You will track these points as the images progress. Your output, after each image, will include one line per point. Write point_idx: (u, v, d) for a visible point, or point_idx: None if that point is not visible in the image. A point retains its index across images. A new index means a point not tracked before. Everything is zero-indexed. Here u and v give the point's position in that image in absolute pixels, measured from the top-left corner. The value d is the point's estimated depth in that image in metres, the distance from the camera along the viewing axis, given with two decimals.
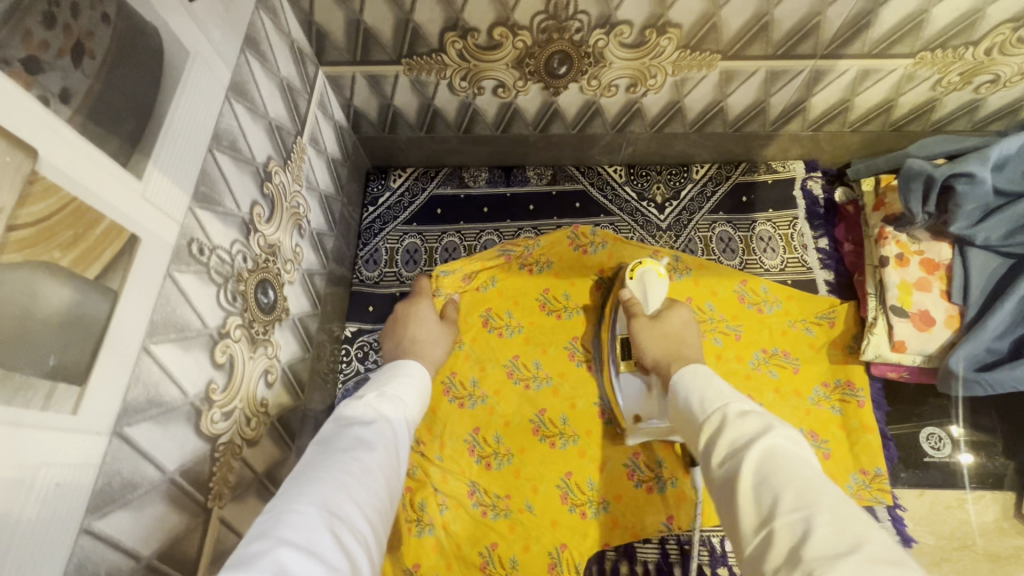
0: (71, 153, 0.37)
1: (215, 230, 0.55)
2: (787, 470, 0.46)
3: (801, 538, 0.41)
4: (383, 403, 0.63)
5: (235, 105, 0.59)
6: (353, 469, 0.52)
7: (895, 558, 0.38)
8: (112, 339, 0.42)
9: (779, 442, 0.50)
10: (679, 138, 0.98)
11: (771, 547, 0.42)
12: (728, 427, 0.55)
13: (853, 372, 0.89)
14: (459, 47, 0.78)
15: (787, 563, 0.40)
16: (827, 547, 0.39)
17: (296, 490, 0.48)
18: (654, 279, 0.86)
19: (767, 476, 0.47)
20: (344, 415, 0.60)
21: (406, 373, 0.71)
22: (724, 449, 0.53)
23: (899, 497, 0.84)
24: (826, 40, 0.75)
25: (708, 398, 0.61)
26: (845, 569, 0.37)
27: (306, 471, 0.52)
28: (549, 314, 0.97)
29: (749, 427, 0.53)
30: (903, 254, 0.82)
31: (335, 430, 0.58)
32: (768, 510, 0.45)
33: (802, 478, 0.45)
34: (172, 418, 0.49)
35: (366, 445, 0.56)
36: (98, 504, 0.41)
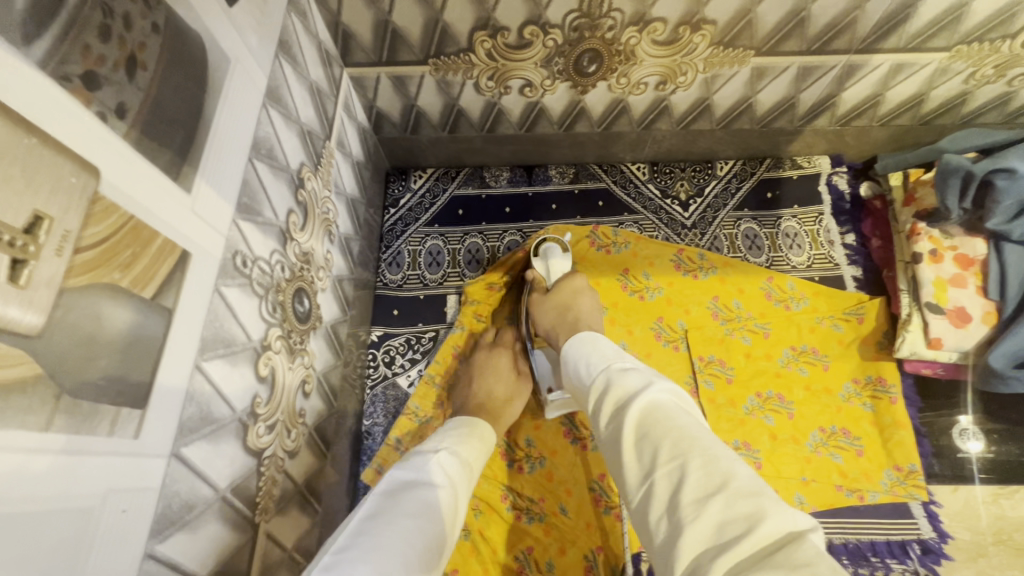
0: (129, 169, 0.36)
1: (256, 241, 0.54)
2: (666, 421, 0.48)
3: (677, 486, 0.43)
4: (454, 465, 0.62)
5: (271, 111, 0.57)
6: (415, 541, 0.50)
7: (754, 490, 0.40)
8: (167, 358, 0.40)
9: (658, 397, 0.52)
10: (704, 135, 0.97)
11: (652, 499, 0.44)
12: (611, 389, 0.55)
13: (884, 368, 0.88)
14: (488, 46, 0.76)
15: (667, 511, 0.42)
16: (699, 489, 0.42)
17: (358, 552, 0.47)
18: (557, 255, 0.90)
19: (648, 430, 0.49)
20: (415, 470, 0.60)
21: (475, 434, 0.70)
22: (610, 408, 0.54)
23: (934, 493, 0.83)
24: (862, 35, 0.74)
25: (594, 360, 0.62)
26: (712, 510, 0.40)
27: (369, 527, 0.50)
28: (631, 295, 0.97)
29: (630, 384, 0.54)
30: (936, 250, 0.82)
31: (404, 486, 0.57)
32: (648, 462, 0.46)
33: (678, 427, 0.47)
34: (223, 435, 0.48)
35: (431, 512, 0.54)
36: (160, 528, 0.40)
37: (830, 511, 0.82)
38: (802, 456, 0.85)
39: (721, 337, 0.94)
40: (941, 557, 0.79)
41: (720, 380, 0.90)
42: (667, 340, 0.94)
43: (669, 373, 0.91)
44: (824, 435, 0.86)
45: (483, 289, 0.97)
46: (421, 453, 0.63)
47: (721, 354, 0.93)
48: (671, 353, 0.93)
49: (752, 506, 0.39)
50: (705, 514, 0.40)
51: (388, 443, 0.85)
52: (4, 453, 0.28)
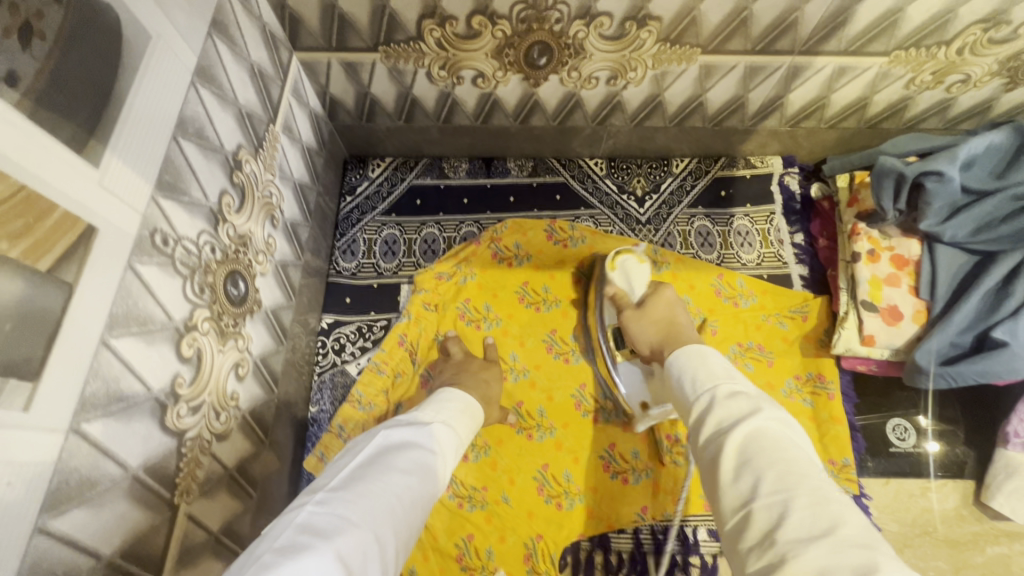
0: (14, 136, 0.36)
1: (180, 220, 0.54)
2: (772, 452, 0.49)
3: (777, 519, 0.44)
4: (447, 435, 0.65)
5: (201, 90, 0.57)
6: (403, 497, 0.52)
7: (864, 542, 0.40)
8: (67, 332, 0.40)
9: (765, 424, 0.52)
10: (659, 131, 0.98)
11: (748, 525, 0.46)
12: (714, 410, 0.57)
13: (824, 365, 0.90)
14: (437, 35, 0.76)
15: (763, 543, 0.43)
16: (803, 529, 0.42)
17: (355, 494, 0.49)
18: (634, 267, 0.89)
19: (751, 457, 0.50)
20: (411, 432, 0.61)
21: (469, 410, 0.73)
22: (711, 427, 0.56)
23: (864, 485, 0.86)
24: (804, 37, 0.76)
25: (700, 377, 0.62)
26: (816, 551, 0.40)
27: (365, 472, 0.52)
28: (528, 307, 0.96)
29: (735, 409, 0.55)
30: (874, 250, 0.85)
31: (402, 443, 0.59)
32: (748, 491, 0.47)
33: (784, 460, 0.48)
34: (135, 413, 0.48)
35: (420, 472, 0.57)
36: (55, 503, 0.40)
37: None
38: None
39: None
40: None
41: None
42: None
43: None
44: None
45: (432, 278, 0.96)
46: (418, 419, 0.65)
47: None
48: None
49: (861, 558, 0.38)
50: (803, 554, 0.40)
51: (330, 430, 0.85)
52: None
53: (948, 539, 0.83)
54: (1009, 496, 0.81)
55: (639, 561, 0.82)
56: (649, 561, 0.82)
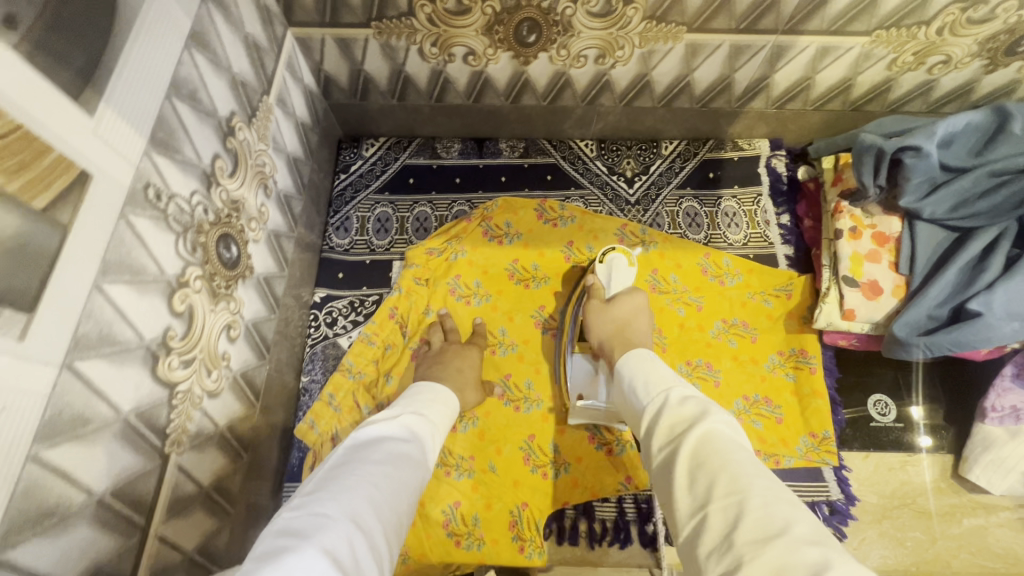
0: (11, 75, 0.38)
1: (173, 178, 0.56)
2: (723, 453, 0.48)
3: (733, 521, 0.43)
4: (422, 423, 0.65)
5: (196, 55, 0.59)
6: (382, 485, 0.52)
7: (817, 539, 0.39)
8: (61, 272, 0.42)
9: (715, 426, 0.52)
10: (647, 113, 1.00)
11: (705, 531, 0.44)
12: (666, 415, 0.57)
13: (807, 341, 0.92)
14: (428, 11, 0.78)
15: (719, 548, 0.42)
16: (757, 531, 0.41)
17: (330, 492, 0.49)
18: (621, 265, 0.90)
19: (703, 460, 0.49)
20: (382, 425, 0.61)
21: (443, 398, 0.73)
22: (664, 433, 0.56)
23: (844, 458, 0.87)
24: (786, 16, 0.77)
25: (651, 382, 0.64)
26: (772, 554, 0.39)
27: (338, 471, 0.52)
28: (517, 283, 0.98)
29: (686, 413, 0.56)
30: (856, 227, 0.86)
31: (373, 438, 0.59)
32: (703, 495, 0.46)
33: (736, 461, 0.47)
34: (127, 358, 0.50)
35: (397, 460, 0.57)
36: (49, 434, 0.41)
37: None
38: None
39: (656, 308, 0.97)
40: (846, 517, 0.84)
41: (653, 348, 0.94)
42: None
43: None
44: (747, 402, 0.90)
45: (423, 253, 0.98)
46: (388, 414, 0.65)
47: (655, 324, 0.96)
48: None
49: (817, 556, 0.38)
50: (761, 557, 0.39)
51: (321, 399, 0.87)
52: None
53: (927, 511, 0.84)
54: (985, 467, 0.82)
55: (623, 529, 0.83)
56: (633, 529, 0.83)
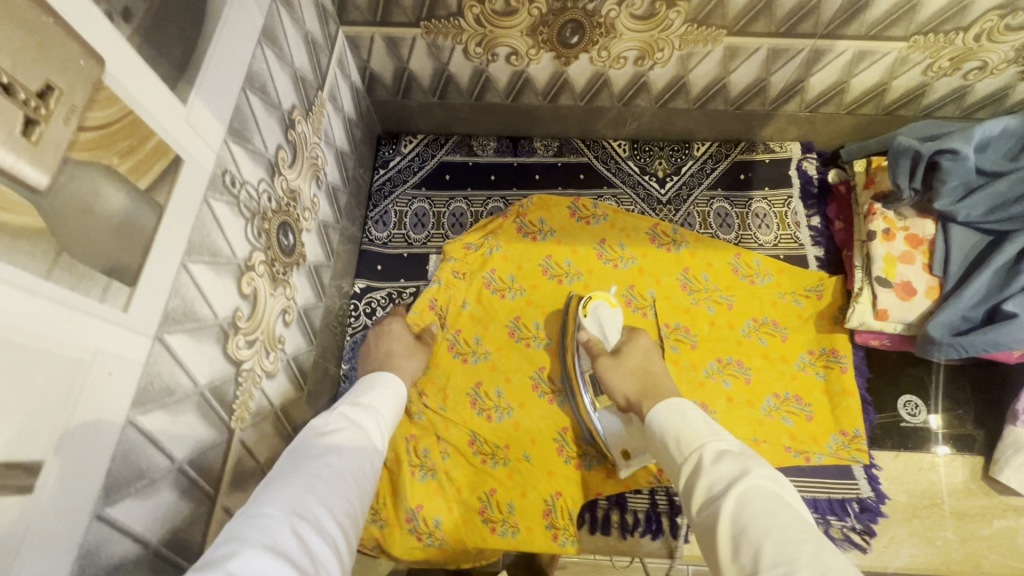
0: (131, 69, 0.40)
1: (246, 166, 0.59)
2: (764, 516, 0.47)
3: None
4: (357, 412, 0.67)
5: (266, 50, 0.62)
6: (324, 474, 0.55)
7: None
8: (156, 251, 0.45)
9: (756, 486, 0.51)
10: (682, 114, 1.02)
11: None
12: (705, 474, 0.56)
13: (837, 340, 0.93)
14: (476, 12, 0.81)
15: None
16: None
17: (268, 494, 0.50)
18: (607, 311, 0.90)
19: (745, 524, 0.48)
20: (318, 424, 0.63)
21: (382, 385, 0.76)
22: (702, 494, 0.55)
23: (875, 457, 0.89)
24: (826, 20, 0.79)
25: (683, 439, 0.62)
26: None
27: (275, 476, 0.54)
28: (551, 279, 1.00)
29: (725, 472, 0.55)
30: (889, 229, 0.88)
31: (307, 437, 0.61)
32: (750, 563, 0.45)
33: (779, 526, 0.45)
34: (204, 335, 0.52)
35: (337, 451, 0.59)
36: (142, 401, 0.44)
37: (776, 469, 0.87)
38: (755, 418, 0.90)
39: (687, 306, 0.99)
40: (876, 515, 0.84)
41: (685, 345, 0.96)
42: (637, 307, 0.99)
43: None
44: (777, 400, 0.91)
45: (461, 247, 1.01)
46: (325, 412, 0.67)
47: (686, 321, 0.97)
48: (640, 318, 0.98)
49: None
50: None
51: None
52: (8, 285, 0.32)
53: (957, 511, 0.85)
54: (1016, 469, 0.83)
55: (655, 520, 0.85)
56: (664, 521, 0.85)
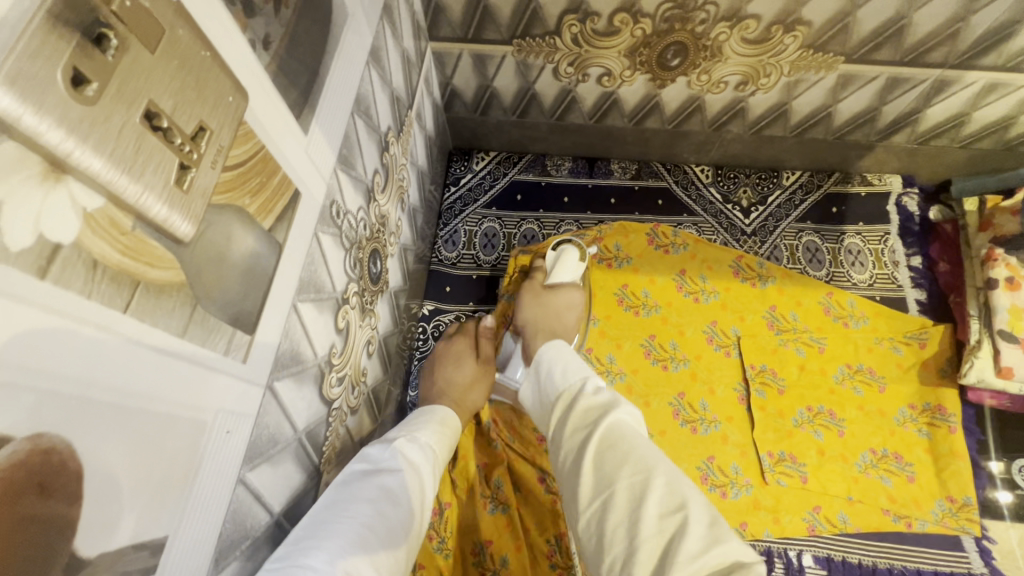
0: (267, 102, 0.37)
1: (349, 194, 0.55)
2: (631, 437, 0.48)
3: (637, 499, 0.44)
4: (415, 449, 0.60)
5: (373, 71, 0.59)
6: (377, 528, 0.48)
7: (709, 517, 0.41)
8: (273, 295, 0.41)
9: (627, 415, 0.52)
10: (775, 142, 0.96)
11: (608, 514, 0.44)
12: (582, 400, 0.55)
13: (945, 397, 0.85)
14: (575, 31, 0.76)
15: (625, 527, 0.43)
16: (660, 506, 0.42)
17: (315, 538, 0.44)
18: (570, 259, 0.86)
19: (611, 444, 0.48)
20: (371, 458, 0.57)
21: (437, 420, 0.67)
22: (574, 422, 0.53)
23: (987, 528, 0.80)
24: (961, 49, 0.72)
25: (570, 370, 0.60)
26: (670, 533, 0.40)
27: (324, 516, 0.48)
28: (627, 310, 0.95)
29: (601, 401, 0.54)
30: (1014, 277, 0.80)
31: (357, 474, 0.55)
32: (609, 477, 0.46)
33: (643, 445, 0.48)
34: (306, 377, 0.49)
35: (391, 498, 0.52)
36: (252, 456, 0.41)
37: (875, 533, 0.80)
38: (849, 475, 0.83)
39: (775, 348, 0.91)
40: None
41: (771, 390, 0.88)
42: (719, 345, 0.92)
43: (718, 378, 0.90)
44: (875, 456, 0.84)
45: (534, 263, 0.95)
46: (382, 440, 0.61)
47: (773, 363, 0.90)
48: (722, 357, 0.91)
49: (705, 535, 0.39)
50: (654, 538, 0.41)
51: None
52: (149, 351, 0.28)
53: None
54: None
55: None
56: None
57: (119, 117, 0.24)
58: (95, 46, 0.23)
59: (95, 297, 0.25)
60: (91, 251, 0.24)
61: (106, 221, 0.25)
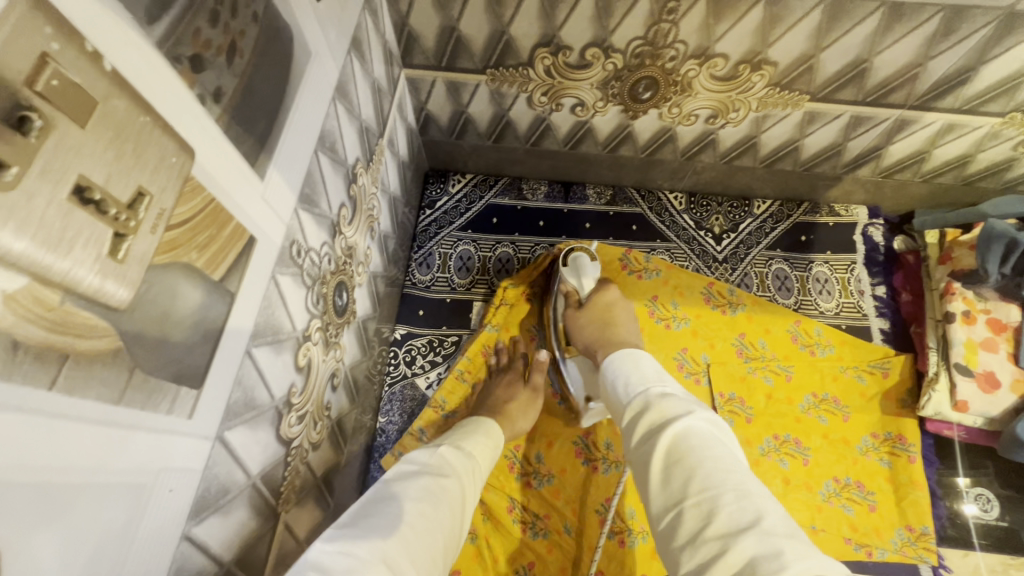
0: (218, 157, 0.37)
1: (311, 232, 0.54)
2: (701, 451, 0.48)
3: (705, 517, 0.44)
4: (458, 458, 0.59)
5: (338, 106, 0.58)
6: (414, 523, 0.47)
7: (786, 532, 0.41)
8: (225, 342, 0.41)
9: (696, 424, 0.51)
10: (745, 171, 0.97)
11: (679, 525, 0.45)
12: (650, 410, 0.55)
13: (905, 427, 0.87)
14: (548, 63, 0.77)
15: (692, 542, 0.43)
16: (731, 523, 0.42)
17: (364, 528, 0.44)
18: (586, 264, 0.89)
19: (679, 457, 0.49)
20: (416, 462, 0.57)
21: (481, 431, 0.67)
22: (644, 428, 0.54)
23: (944, 556, 0.82)
24: (920, 92, 0.75)
25: (633, 381, 0.61)
26: (745, 546, 0.40)
27: (373, 508, 0.48)
28: None
29: (669, 410, 0.54)
30: (969, 311, 0.83)
31: (402, 473, 0.54)
32: (678, 491, 0.47)
33: (713, 458, 0.48)
34: (261, 422, 0.48)
35: (434, 497, 0.51)
36: (198, 510, 0.40)
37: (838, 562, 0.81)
38: (813, 504, 0.84)
39: (742, 375, 0.93)
40: None
41: (739, 419, 0.89)
42: (689, 372, 0.93)
43: None
44: (837, 485, 0.85)
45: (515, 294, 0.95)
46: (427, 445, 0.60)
47: (741, 392, 0.91)
48: (692, 385, 0.92)
49: (773, 547, 0.39)
50: (733, 551, 0.40)
51: (411, 432, 0.84)
52: (82, 424, 0.28)
53: None
54: None
55: None
56: None
57: (44, 195, 0.24)
58: (16, 130, 0.22)
59: (14, 378, 0.24)
60: (12, 333, 0.24)
61: (29, 299, 0.24)
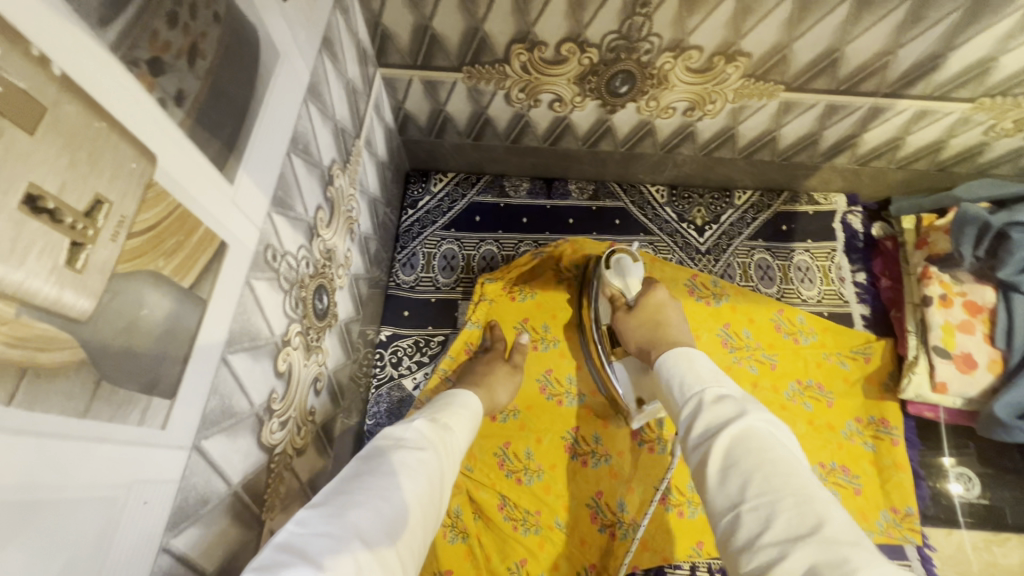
0: (184, 162, 0.36)
1: (286, 235, 0.54)
2: (759, 453, 0.46)
3: (764, 522, 0.41)
4: (435, 429, 0.58)
5: (311, 107, 0.57)
6: (391, 497, 0.46)
7: (851, 538, 0.38)
8: (199, 349, 0.40)
9: (755, 426, 0.48)
10: (724, 163, 0.98)
11: (737, 528, 0.43)
12: (705, 413, 0.52)
13: (888, 410, 0.89)
14: (524, 59, 0.76)
15: (750, 546, 0.41)
16: (790, 528, 0.40)
17: (341, 505, 0.43)
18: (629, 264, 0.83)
19: (739, 459, 0.46)
20: (394, 435, 0.55)
21: (460, 405, 0.66)
22: (700, 431, 0.51)
23: (928, 536, 0.84)
24: (891, 79, 0.75)
25: (688, 381, 0.57)
26: (803, 552, 0.38)
27: (350, 484, 0.46)
28: None
29: (724, 411, 0.51)
30: (946, 295, 0.85)
31: (381, 447, 0.53)
32: (736, 493, 0.45)
33: (773, 460, 0.45)
34: (240, 429, 0.48)
35: (412, 472, 0.50)
36: (177, 521, 0.40)
37: None
38: None
39: (728, 365, 0.93)
40: None
41: None
42: None
43: None
44: (824, 470, 0.86)
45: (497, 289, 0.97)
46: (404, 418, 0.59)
47: None
48: None
49: (837, 553, 0.37)
50: (789, 558, 0.38)
51: None
52: (48, 439, 0.27)
53: None
54: None
55: None
56: None
57: None
58: None
59: None
60: None
61: None
